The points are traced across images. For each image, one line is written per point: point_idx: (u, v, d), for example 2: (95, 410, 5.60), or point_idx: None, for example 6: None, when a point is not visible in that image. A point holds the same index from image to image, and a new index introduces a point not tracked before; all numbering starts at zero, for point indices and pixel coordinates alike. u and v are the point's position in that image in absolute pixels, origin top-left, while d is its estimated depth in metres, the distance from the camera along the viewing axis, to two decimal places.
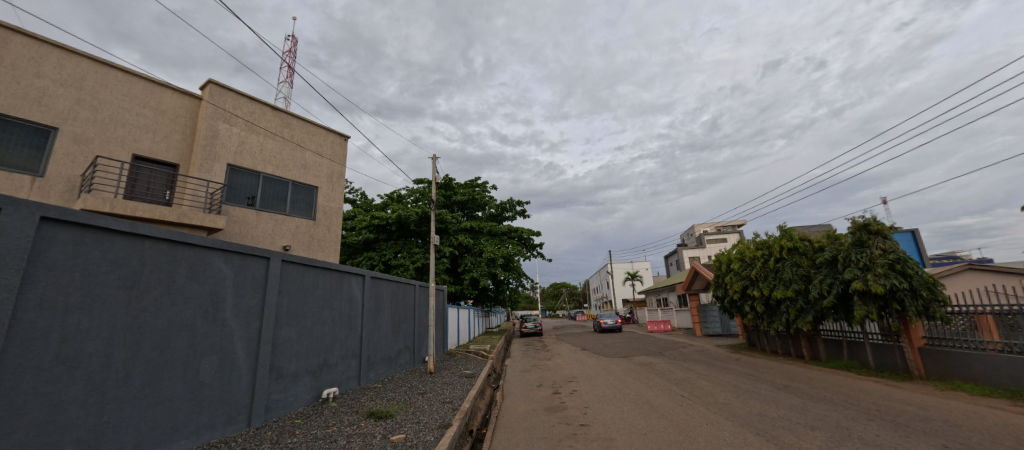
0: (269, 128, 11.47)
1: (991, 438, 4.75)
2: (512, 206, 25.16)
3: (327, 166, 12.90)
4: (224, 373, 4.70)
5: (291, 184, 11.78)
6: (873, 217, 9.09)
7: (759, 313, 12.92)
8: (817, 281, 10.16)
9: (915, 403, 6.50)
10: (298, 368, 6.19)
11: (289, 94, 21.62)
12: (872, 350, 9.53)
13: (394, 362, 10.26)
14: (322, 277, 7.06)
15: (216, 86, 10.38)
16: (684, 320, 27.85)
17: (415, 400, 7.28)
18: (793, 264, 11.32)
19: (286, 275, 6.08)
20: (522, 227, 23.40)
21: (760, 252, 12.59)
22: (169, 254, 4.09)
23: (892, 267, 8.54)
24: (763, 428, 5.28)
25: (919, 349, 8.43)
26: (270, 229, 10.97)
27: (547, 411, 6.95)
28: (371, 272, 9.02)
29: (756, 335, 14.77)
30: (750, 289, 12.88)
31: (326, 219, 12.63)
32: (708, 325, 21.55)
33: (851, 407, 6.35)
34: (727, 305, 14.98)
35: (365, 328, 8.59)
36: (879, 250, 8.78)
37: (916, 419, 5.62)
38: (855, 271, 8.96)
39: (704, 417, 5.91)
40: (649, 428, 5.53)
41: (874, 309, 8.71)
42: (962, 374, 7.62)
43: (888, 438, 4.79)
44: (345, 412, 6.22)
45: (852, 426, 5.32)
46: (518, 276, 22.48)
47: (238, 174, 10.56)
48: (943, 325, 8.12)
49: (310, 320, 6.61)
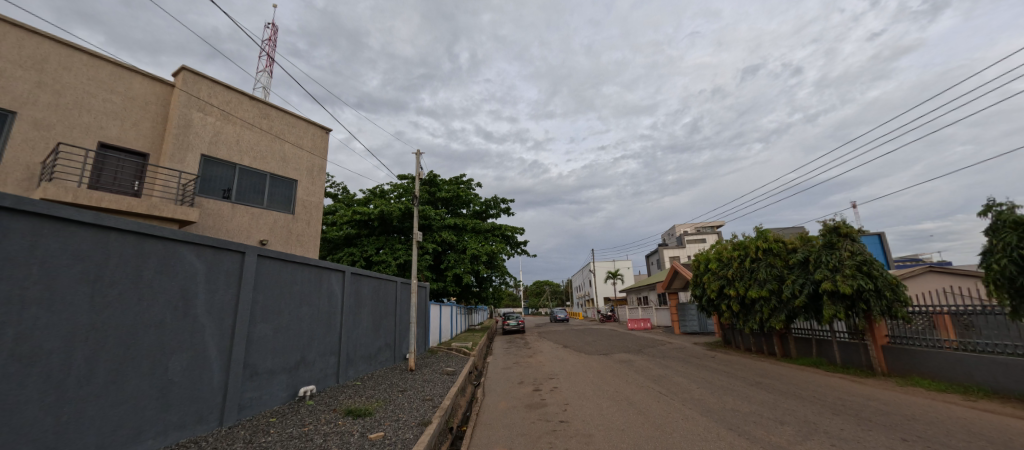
0: (246, 118, 11.10)
1: (944, 431, 5.03)
2: (497, 204, 25.17)
3: (307, 159, 12.59)
4: (194, 371, 4.54)
5: (269, 177, 11.44)
6: (843, 220, 9.47)
7: (734, 311, 13.29)
8: (790, 281, 10.52)
9: (877, 398, 6.82)
10: (274, 366, 6.05)
11: (268, 84, 20.99)
12: (839, 348, 9.97)
13: (374, 359, 10.13)
14: (301, 272, 6.94)
15: (190, 72, 9.98)
16: (663, 318, 28.55)
17: (396, 398, 7.20)
18: (767, 265, 11.69)
19: (262, 270, 5.90)
20: (506, 224, 23.46)
21: (737, 252, 12.95)
22: (137, 247, 3.93)
23: (859, 269, 8.93)
24: (736, 423, 5.44)
25: (882, 347, 8.83)
26: (246, 223, 10.64)
27: (527, 408, 6.98)
28: (351, 268, 8.88)
29: (731, 334, 15.26)
30: (727, 288, 13.25)
31: (305, 213, 12.35)
32: (686, 323, 22.16)
33: (818, 402, 6.62)
34: (705, 303, 15.37)
35: (345, 324, 8.48)
36: (848, 252, 9.16)
37: (878, 413, 5.90)
38: (825, 272, 9.32)
39: (680, 413, 6.06)
40: (626, 424, 5.63)
41: (842, 308, 9.12)
42: (920, 371, 8.03)
43: (852, 432, 5.01)
44: (323, 410, 6.10)
45: (818, 420, 5.55)
46: (502, 273, 22.54)
47: (213, 166, 10.22)
48: (905, 324, 8.51)
49: (287, 316, 6.47)
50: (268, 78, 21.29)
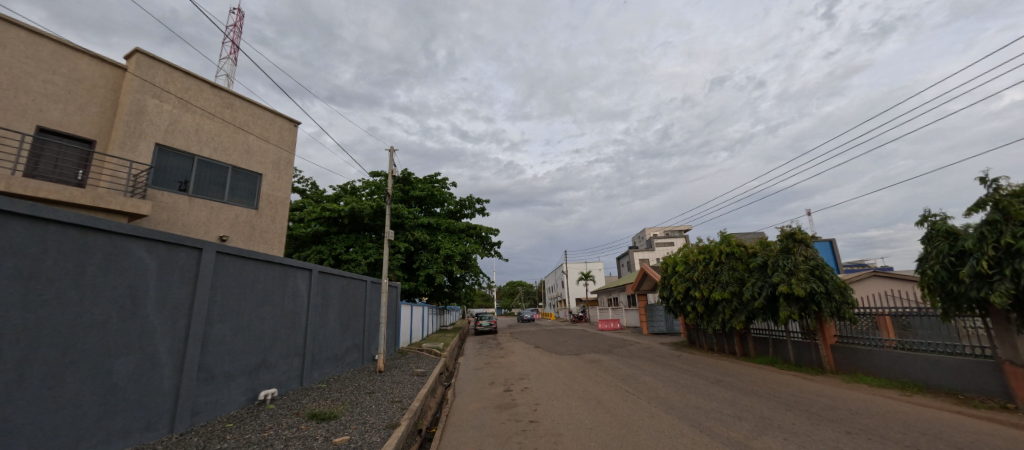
0: (207, 107, 10.53)
1: (883, 424, 5.43)
2: (472, 204, 25.05)
3: (272, 152, 12.08)
4: (143, 374, 4.26)
5: (231, 169, 10.90)
6: (799, 227, 10.03)
7: (699, 312, 13.82)
8: (750, 284, 11.04)
9: (826, 394, 7.27)
10: (232, 368, 5.77)
11: (232, 72, 20.00)
12: (793, 347, 10.56)
13: (341, 361, 9.84)
14: (263, 270, 6.64)
15: (144, 55, 9.36)
16: (632, 319, 29.27)
17: (362, 400, 7.02)
18: (729, 268, 12.21)
19: (221, 267, 5.61)
20: (480, 224, 23.37)
21: (702, 256, 13.46)
22: (80, 242, 3.66)
23: (812, 273, 9.49)
24: (698, 420, 5.65)
25: (831, 346, 9.42)
26: (204, 218, 10.09)
27: (498, 409, 6.98)
28: (319, 266, 8.60)
29: (696, 334, 15.84)
30: (692, 290, 13.76)
31: (270, 208, 11.84)
32: (654, 324, 22.85)
33: (773, 398, 6.98)
34: (672, 305, 15.88)
35: (310, 324, 8.19)
36: (802, 257, 9.72)
37: (826, 408, 6.28)
38: (782, 275, 9.84)
39: (647, 411, 6.23)
40: (594, 423, 5.73)
41: (796, 310, 9.66)
42: (863, 369, 8.62)
43: (803, 426, 5.31)
44: (284, 415, 5.86)
45: (773, 416, 5.85)
46: (475, 274, 22.43)
47: (168, 156, 9.62)
48: (851, 324, 9.12)
49: (248, 316, 6.18)
50: (232, 66, 20.29)
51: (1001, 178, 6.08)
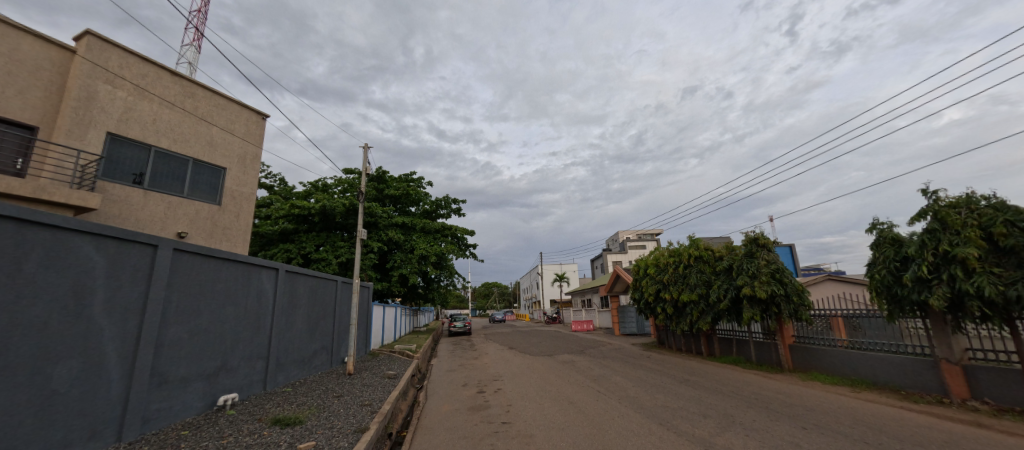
0: (166, 96, 9.95)
1: (834, 419, 5.76)
2: (448, 204, 24.82)
3: (238, 146, 11.56)
4: (87, 379, 3.97)
5: (191, 162, 10.34)
6: (761, 232, 10.51)
7: (668, 314, 14.23)
8: (716, 286, 11.46)
9: (784, 392, 7.64)
10: (189, 372, 5.46)
11: (195, 60, 19.01)
12: (755, 347, 11.04)
13: (308, 364, 9.50)
14: (225, 269, 6.34)
15: (95, 38, 8.75)
16: (605, 320, 29.81)
17: (330, 404, 6.81)
18: (697, 271, 12.64)
19: (178, 266, 5.32)
20: (456, 225, 23.19)
21: (672, 259, 13.87)
22: (18, 237, 3.38)
23: (773, 276, 9.97)
24: (666, 418, 5.81)
25: (789, 346, 9.91)
26: (160, 213, 9.53)
27: (470, 410, 6.94)
28: (286, 266, 8.29)
29: (665, 335, 16.29)
30: (662, 292, 14.15)
31: (234, 204, 11.32)
32: (625, 325, 23.35)
33: (736, 396, 7.28)
34: (643, 306, 16.27)
35: (275, 326, 7.87)
36: (764, 261, 10.20)
37: (784, 405, 6.61)
38: (746, 278, 10.27)
39: (617, 411, 6.35)
40: (565, 423, 5.79)
41: (758, 311, 10.10)
42: (818, 367, 9.12)
43: (763, 422, 5.57)
44: (245, 420, 5.60)
45: (735, 413, 6.10)
46: (450, 274, 22.22)
47: (121, 146, 9.03)
48: (807, 325, 9.63)
49: (207, 317, 5.88)
50: (195, 53, 19.29)
51: (940, 190, 6.59)
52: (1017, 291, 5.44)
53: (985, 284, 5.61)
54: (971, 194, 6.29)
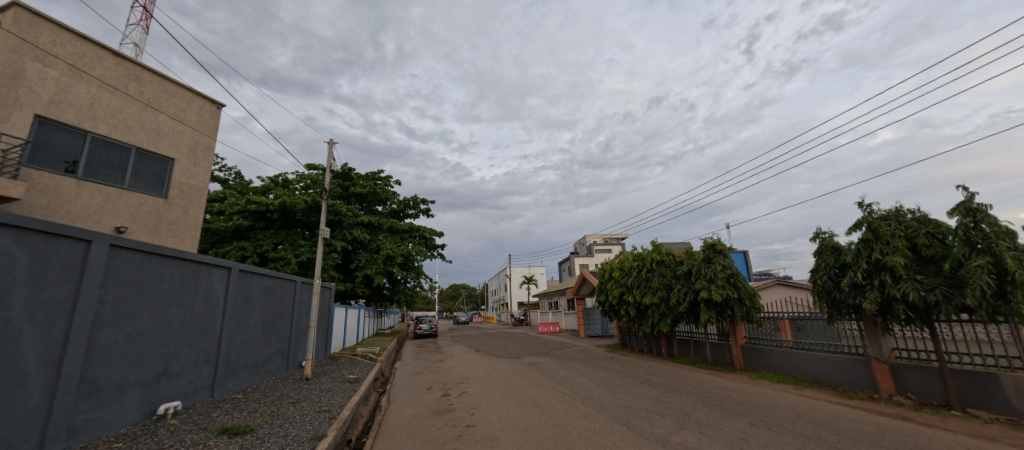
0: (107, 78, 9.17)
1: (779, 415, 6.15)
2: (417, 204, 24.40)
3: (189, 136, 10.83)
4: (4, 388, 3.58)
5: (135, 151, 9.57)
6: (718, 239, 11.07)
7: (631, 316, 14.67)
8: (676, 290, 11.94)
9: (735, 390, 8.06)
10: (125, 379, 5.03)
11: (142, 41, 17.65)
12: (711, 348, 11.58)
13: (261, 368, 9.01)
14: (170, 267, 5.91)
15: (23, 10, 7.92)
16: (571, 322, 30.31)
17: (284, 411, 6.49)
18: (659, 275, 13.11)
19: (116, 263, 4.91)
20: (424, 226, 22.83)
21: (636, 263, 14.32)
22: None
23: (728, 281, 10.53)
24: (626, 418, 5.98)
25: (741, 347, 10.47)
26: (96, 205, 8.76)
27: (434, 414, 6.83)
28: (239, 265, 7.83)
29: (628, 336, 16.76)
30: (626, 295, 14.57)
31: (182, 198, 10.57)
32: (591, 327, 23.84)
33: (692, 395, 7.60)
34: (607, 309, 16.67)
35: (226, 329, 7.40)
36: (721, 266, 10.74)
37: (736, 402, 6.97)
38: (703, 282, 10.77)
39: (580, 412, 6.46)
40: (529, 425, 5.82)
41: (714, 313, 10.61)
42: (766, 367, 9.68)
43: (715, 419, 5.86)
44: (189, 430, 5.23)
45: (691, 411, 6.37)
46: (416, 275, 21.82)
47: (52, 131, 8.22)
48: (758, 327, 10.21)
49: (148, 319, 5.45)
50: (143, 34, 17.90)
51: (873, 203, 7.19)
52: (935, 297, 6.03)
53: (909, 289, 6.18)
54: (899, 207, 6.92)
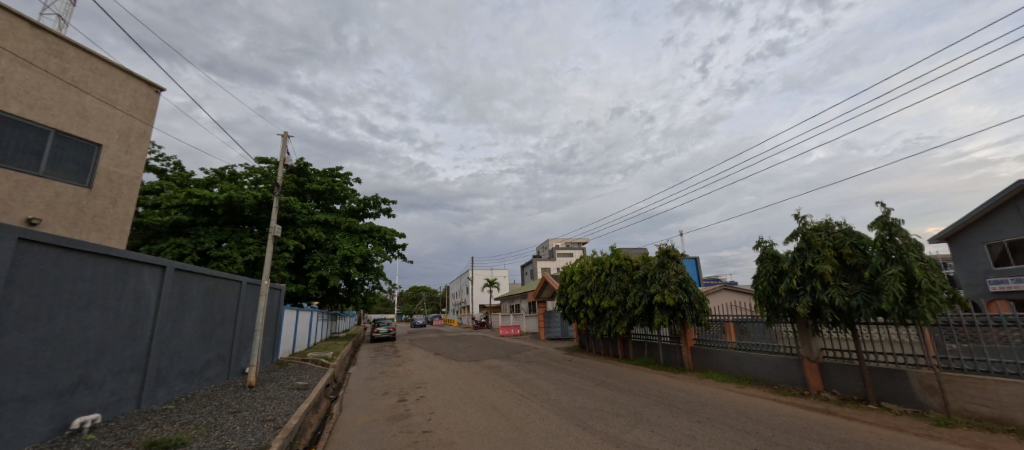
0: (21, 51, 8.17)
1: (723, 412, 6.53)
2: (377, 203, 23.69)
3: (120, 120, 9.86)
4: None
5: (54, 134, 8.56)
6: (672, 245, 11.62)
7: (590, 319, 15.03)
8: (633, 294, 12.38)
9: (684, 389, 8.46)
10: (32, 390, 4.46)
11: (67, 13, 15.90)
12: (663, 350, 12.10)
13: (198, 376, 8.32)
14: (92, 264, 5.33)
15: None
16: (531, 325, 30.56)
17: (223, 422, 6.02)
18: (617, 279, 13.55)
19: (26, 260, 4.37)
20: (384, 226, 22.19)
21: (595, 267, 14.70)
22: None
23: (680, 285, 11.07)
24: (583, 419, 6.10)
25: (691, 348, 11.02)
26: (3, 193, 7.75)
27: (389, 421, 6.62)
28: (175, 263, 7.22)
29: (586, 339, 17.15)
30: (585, 298, 14.92)
31: (109, 188, 9.60)
32: (550, 330, 24.16)
33: (645, 395, 7.90)
34: (567, 312, 16.98)
35: (157, 333, 6.77)
36: (674, 271, 11.27)
37: (685, 401, 7.32)
38: (657, 286, 11.25)
39: (538, 414, 6.51)
40: (488, 429, 5.78)
41: (666, 316, 11.11)
42: (713, 367, 10.25)
43: (666, 418, 6.12)
44: (109, 446, 4.71)
45: (643, 411, 6.61)
46: (375, 277, 21.13)
47: None
48: (706, 329, 10.80)
49: (62, 322, 4.87)
50: (68, 5, 16.12)
51: (807, 216, 7.85)
52: (857, 301, 6.66)
53: (836, 295, 6.80)
54: (829, 220, 7.60)
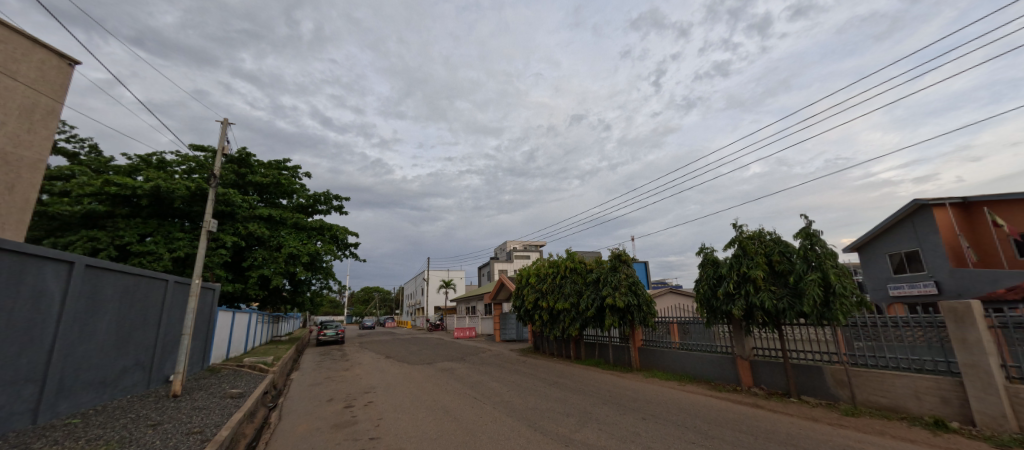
0: None
1: (665, 408, 6.90)
2: (328, 199, 22.56)
3: (21, 94, 8.61)
4: None
5: None
6: (624, 249, 12.09)
7: (544, 321, 15.27)
8: (586, 296, 12.73)
9: (631, 388, 8.82)
10: None
11: None
12: (613, 351, 12.55)
13: (111, 386, 7.43)
14: None
15: None
16: (487, 327, 30.47)
17: (140, 436, 5.43)
18: (572, 282, 13.87)
19: None
20: (336, 224, 21.19)
21: (551, 270, 14.97)
22: None
23: (629, 288, 11.54)
24: (534, 420, 6.17)
25: (638, 349, 11.52)
26: None
27: (333, 428, 6.30)
28: (86, 259, 6.42)
29: (541, 340, 17.39)
30: (541, 300, 15.14)
31: (4, 171, 8.33)
32: (506, 332, 24.22)
33: (594, 394, 8.15)
34: (522, 313, 17.12)
35: (60, 337, 5.97)
36: (624, 275, 11.73)
37: (631, 399, 7.65)
38: (609, 289, 11.66)
39: (490, 416, 6.49)
40: (438, 433, 5.67)
41: (616, 318, 11.54)
42: (658, 366, 10.78)
43: (613, 416, 6.36)
44: None
45: (592, 410, 6.81)
46: (323, 277, 20.09)
47: None
48: (652, 331, 11.34)
49: None
50: None
51: (744, 225, 8.50)
52: (783, 304, 7.31)
53: (766, 298, 7.42)
54: (761, 229, 8.27)
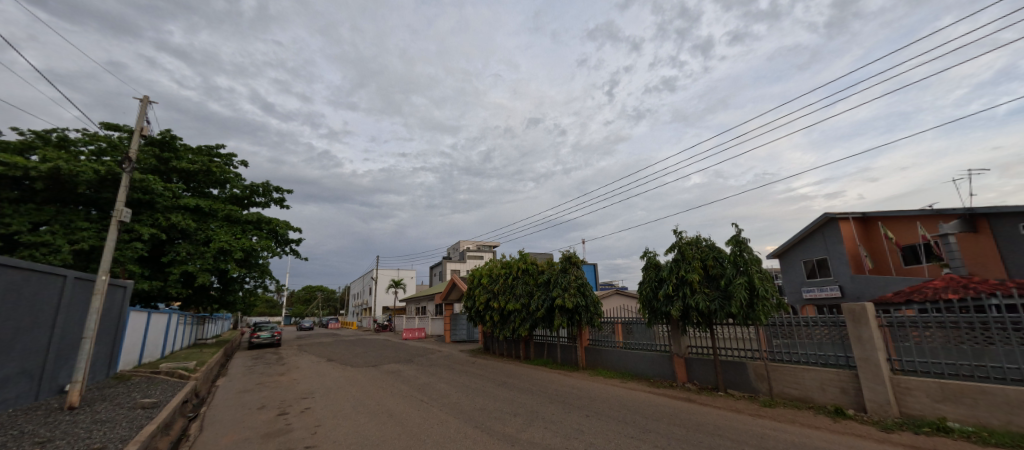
0: None
1: (608, 405, 7.18)
2: (267, 191, 21.03)
3: None
4: None
5: None
6: (574, 252, 12.43)
7: (495, 321, 15.29)
8: (536, 297, 12.93)
9: (577, 386, 9.09)
10: None
11: None
12: (561, 350, 12.85)
13: None
14: None
15: None
16: (436, 327, 29.95)
17: None
18: (523, 282, 14.02)
19: None
20: (275, 217, 19.81)
21: (503, 271, 15.03)
22: None
23: (578, 289, 11.89)
24: (481, 421, 6.15)
25: (585, 348, 11.90)
26: None
27: (264, 438, 5.85)
28: None
29: (491, 341, 17.40)
30: (492, 301, 15.15)
31: None
32: (456, 332, 23.95)
33: (541, 394, 8.29)
34: (473, 314, 17.02)
35: None
36: (574, 276, 12.05)
37: (577, 397, 7.87)
38: (559, 290, 11.92)
39: (437, 419, 6.37)
40: (382, 439, 5.46)
41: (565, 319, 11.83)
42: (602, 365, 11.21)
43: (559, 414, 6.51)
44: None
45: (540, 409, 6.93)
46: (259, 274, 18.68)
47: None
48: (598, 331, 11.77)
49: None
50: None
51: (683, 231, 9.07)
52: (714, 306, 7.91)
53: (700, 300, 7.98)
54: (699, 236, 8.89)
